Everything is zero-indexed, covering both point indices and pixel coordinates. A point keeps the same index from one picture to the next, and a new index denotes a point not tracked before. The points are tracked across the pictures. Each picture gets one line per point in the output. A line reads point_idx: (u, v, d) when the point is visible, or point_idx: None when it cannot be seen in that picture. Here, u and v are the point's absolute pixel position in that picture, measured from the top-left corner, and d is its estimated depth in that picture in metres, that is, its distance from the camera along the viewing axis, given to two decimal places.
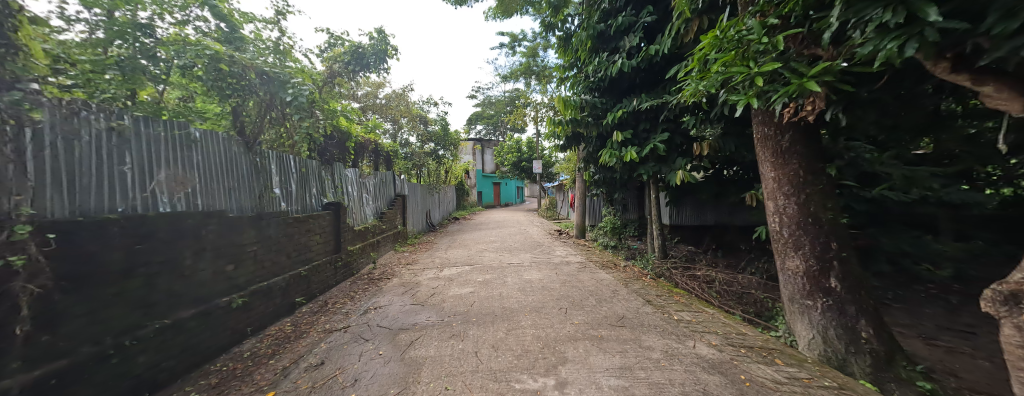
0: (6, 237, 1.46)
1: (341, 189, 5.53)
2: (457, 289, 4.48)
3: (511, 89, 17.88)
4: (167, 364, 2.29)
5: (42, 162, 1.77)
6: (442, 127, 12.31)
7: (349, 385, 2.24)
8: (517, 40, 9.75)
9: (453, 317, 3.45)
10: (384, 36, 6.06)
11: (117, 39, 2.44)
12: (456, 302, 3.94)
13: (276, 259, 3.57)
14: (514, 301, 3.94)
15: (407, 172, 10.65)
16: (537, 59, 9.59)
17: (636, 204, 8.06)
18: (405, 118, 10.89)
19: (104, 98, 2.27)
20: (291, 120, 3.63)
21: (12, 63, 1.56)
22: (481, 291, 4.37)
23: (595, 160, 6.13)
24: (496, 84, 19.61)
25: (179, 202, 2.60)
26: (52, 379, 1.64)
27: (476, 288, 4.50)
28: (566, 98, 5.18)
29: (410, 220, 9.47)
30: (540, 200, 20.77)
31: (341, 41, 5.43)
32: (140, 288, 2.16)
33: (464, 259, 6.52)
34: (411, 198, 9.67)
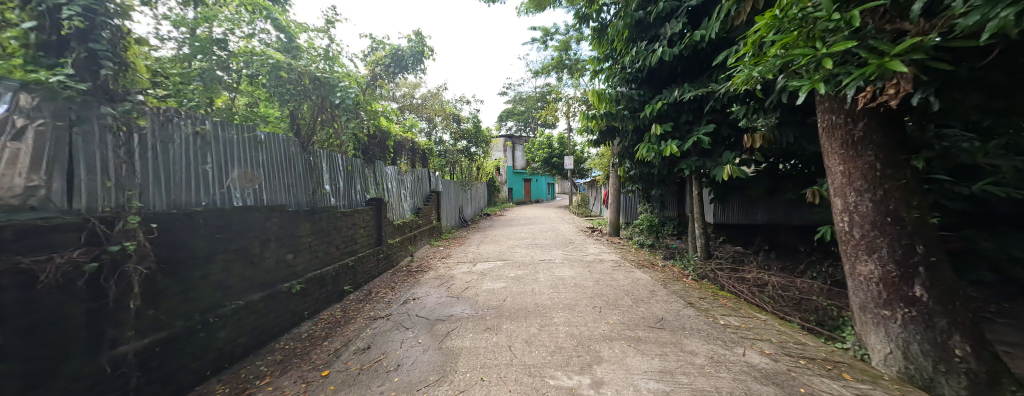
0: (122, 225, 1.78)
1: (382, 185, 5.85)
2: (489, 284, 4.56)
3: (542, 85, 17.73)
4: (242, 340, 2.61)
5: (147, 162, 2.08)
6: (474, 124, 12.53)
7: (393, 369, 2.40)
8: (549, 34, 9.60)
9: (487, 311, 3.53)
10: (421, 37, 6.29)
11: (199, 54, 2.77)
12: (488, 297, 4.01)
13: (328, 250, 3.89)
14: (546, 297, 3.92)
15: (441, 169, 10.97)
16: (570, 52, 9.41)
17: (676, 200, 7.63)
18: (439, 117, 11.17)
19: (191, 106, 2.59)
20: (339, 121, 3.97)
21: (124, 78, 1.88)
22: (513, 286, 4.41)
23: (631, 154, 5.88)
24: (527, 80, 19.56)
25: (249, 197, 2.92)
26: (156, 347, 1.95)
27: (508, 283, 4.55)
28: (600, 92, 4.99)
29: (444, 215, 9.77)
30: (572, 197, 20.48)
31: (383, 45, 5.74)
32: (219, 272, 2.46)
33: (495, 254, 6.60)
34: (444, 194, 9.98)
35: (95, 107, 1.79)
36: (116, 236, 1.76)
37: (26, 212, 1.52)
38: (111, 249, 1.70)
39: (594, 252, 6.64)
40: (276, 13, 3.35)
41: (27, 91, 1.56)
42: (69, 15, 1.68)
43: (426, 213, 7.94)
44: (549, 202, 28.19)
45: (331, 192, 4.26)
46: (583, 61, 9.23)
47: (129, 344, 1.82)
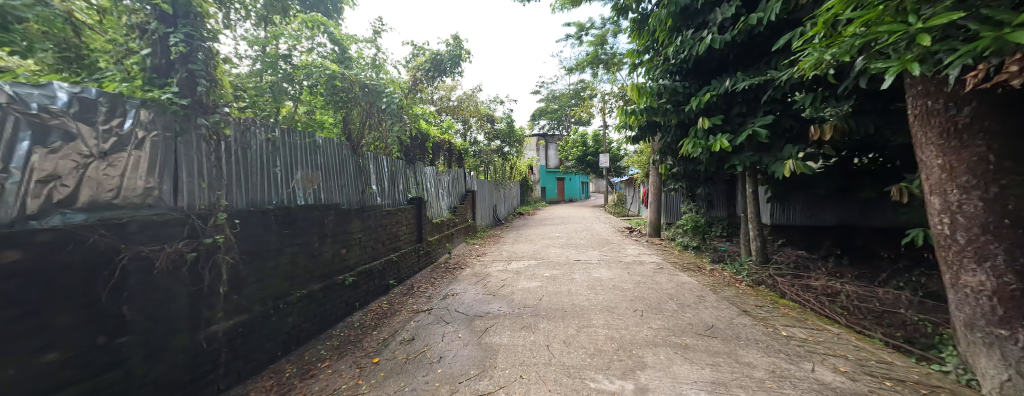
0: (213, 221, 2.06)
1: (422, 185, 6.10)
2: (524, 282, 4.58)
3: (576, 82, 17.34)
4: (306, 325, 2.89)
5: (231, 166, 2.38)
6: (508, 123, 12.58)
7: (436, 361, 2.50)
8: (583, 29, 9.34)
9: (523, 309, 3.54)
10: (458, 41, 6.33)
11: (269, 69, 3.12)
12: (523, 295, 4.01)
13: (375, 246, 4.16)
14: (582, 299, 3.83)
15: (475, 169, 11.15)
16: (606, 47, 9.08)
17: (725, 199, 7.07)
18: (474, 118, 11.31)
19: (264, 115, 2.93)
20: (384, 125, 4.15)
21: (212, 94, 2.17)
22: (549, 286, 4.37)
23: (675, 150, 5.54)
24: (561, 78, 19.23)
25: (310, 197, 3.21)
26: (238, 328, 2.25)
27: (544, 283, 4.52)
28: (640, 86, 4.75)
29: (479, 214, 9.95)
30: (609, 196, 19.85)
31: (422, 51, 5.99)
32: (288, 263, 2.74)
33: (530, 253, 6.59)
34: (479, 194, 10.16)
35: (193, 118, 2.08)
36: (209, 230, 2.05)
37: (146, 209, 1.84)
38: (206, 241, 1.99)
39: (633, 253, 6.36)
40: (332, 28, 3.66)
41: (144, 107, 1.86)
42: (175, 41, 2.00)
43: (462, 211, 8.15)
44: (584, 201, 27.62)
45: (378, 191, 4.54)
46: (620, 54, 8.87)
47: (218, 324, 2.12)
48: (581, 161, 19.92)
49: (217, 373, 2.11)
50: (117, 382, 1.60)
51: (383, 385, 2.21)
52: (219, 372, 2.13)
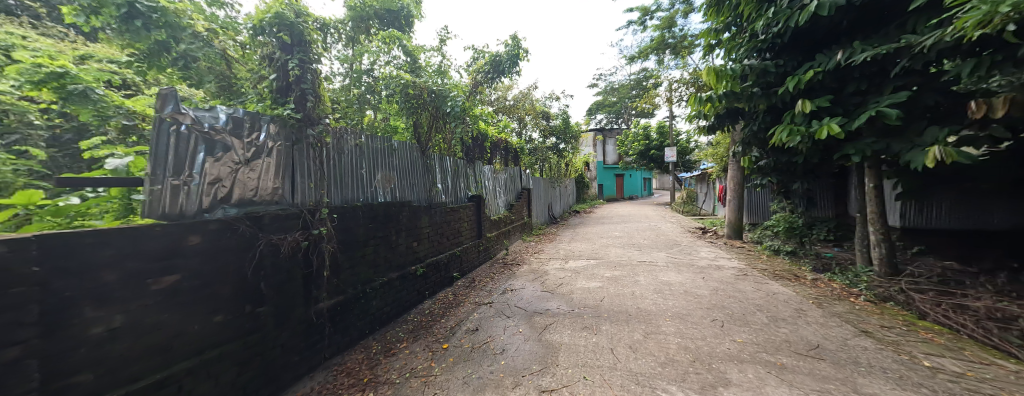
0: (318, 215, 2.44)
1: (481, 183, 6.30)
2: (584, 282, 4.46)
3: (638, 72, 16.24)
4: (386, 308, 3.26)
5: (330, 168, 2.77)
6: (563, 119, 12.34)
7: (498, 352, 2.59)
8: (648, 13, 8.67)
9: (584, 309, 3.46)
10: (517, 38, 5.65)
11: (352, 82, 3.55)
12: (582, 295, 3.92)
13: (441, 240, 4.46)
14: (647, 303, 3.60)
15: (531, 167, 11.15)
16: (674, 29, 8.29)
17: (832, 198, 6.04)
18: (529, 116, 11.32)
19: (346, 123, 3.39)
20: (449, 127, 4.42)
21: (315, 107, 2.57)
22: (610, 287, 4.20)
23: (762, 140, 4.84)
24: (621, 68, 18.17)
25: (389, 195, 3.55)
26: (336, 306, 2.64)
27: (604, 283, 4.34)
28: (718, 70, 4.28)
29: (534, 212, 9.98)
30: (676, 193, 18.28)
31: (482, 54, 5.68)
32: (373, 253, 3.10)
33: (589, 252, 6.40)
34: (535, 191, 10.19)
35: (304, 129, 2.49)
36: (316, 223, 2.42)
37: (275, 204, 2.26)
38: (314, 232, 2.36)
39: (708, 257, 5.74)
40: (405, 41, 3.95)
41: (273, 122, 2.29)
42: (292, 67, 2.43)
43: (518, 209, 8.27)
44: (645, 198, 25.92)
45: (443, 190, 4.77)
46: (692, 36, 8.02)
47: (323, 303, 2.52)
48: (644, 156, 18.59)
49: (322, 342, 2.51)
50: (258, 343, 2.02)
51: (453, 370, 2.38)
52: (324, 342, 2.54)
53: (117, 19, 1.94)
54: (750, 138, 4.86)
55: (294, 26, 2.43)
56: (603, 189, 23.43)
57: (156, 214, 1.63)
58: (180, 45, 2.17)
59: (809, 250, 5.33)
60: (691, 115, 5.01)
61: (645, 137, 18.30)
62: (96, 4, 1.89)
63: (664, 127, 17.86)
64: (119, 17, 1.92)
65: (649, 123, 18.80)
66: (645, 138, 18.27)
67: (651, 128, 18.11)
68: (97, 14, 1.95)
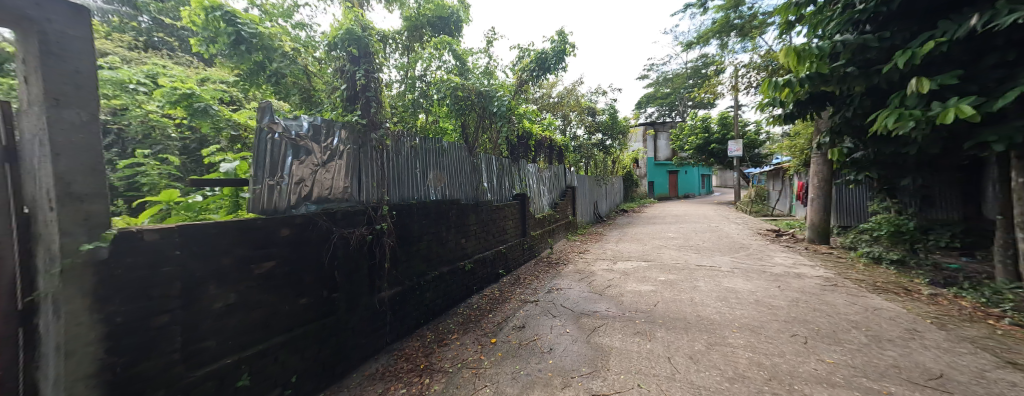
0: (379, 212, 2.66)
1: (526, 182, 6.31)
2: (634, 285, 4.27)
3: (695, 59, 14.98)
4: (438, 301, 3.45)
5: (389, 169, 2.99)
6: (610, 115, 11.87)
7: (546, 351, 2.60)
8: None
9: (635, 313, 3.32)
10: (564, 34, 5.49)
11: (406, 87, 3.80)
12: (633, 299, 3.76)
13: (487, 237, 4.58)
14: (709, 311, 3.33)
15: (576, 164, 10.91)
16: (740, 9, 7.47)
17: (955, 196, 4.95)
18: (574, 112, 11.10)
19: (402, 126, 3.67)
20: (495, 126, 4.51)
21: (377, 113, 2.80)
22: (665, 292, 3.96)
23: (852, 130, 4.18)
24: (676, 57, 16.91)
25: (440, 193, 3.72)
26: (396, 296, 2.86)
27: (658, 287, 4.12)
28: (800, 50, 3.62)
29: (579, 210, 9.78)
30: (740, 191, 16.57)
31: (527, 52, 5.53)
32: (426, 248, 3.30)
33: (640, 254, 6.10)
34: (580, 190, 9.98)
35: (368, 134, 2.73)
36: (378, 219, 2.65)
37: (346, 202, 2.51)
38: (377, 227, 2.59)
39: (780, 263, 5.13)
40: (454, 46, 4.07)
41: (344, 128, 2.55)
42: (359, 77, 2.68)
43: (563, 207, 8.18)
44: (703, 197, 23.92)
45: (488, 188, 4.89)
46: (763, 15, 7.16)
47: (384, 292, 2.75)
48: (702, 150, 17.12)
49: (384, 328, 2.75)
50: (333, 325, 2.28)
51: (502, 364, 2.44)
52: (386, 328, 2.77)
53: (228, 46, 2.35)
54: (841, 126, 4.26)
55: (361, 39, 2.69)
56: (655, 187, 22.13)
57: (257, 210, 1.92)
58: (273, 64, 2.50)
59: (924, 260, 4.44)
60: (762, 103, 4.49)
61: (703, 129, 16.88)
62: (213, 35, 2.30)
63: (727, 117, 16.28)
64: (230, 43, 2.33)
65: (708, 114, 17.29)
66: (704, 130, 16.85)
67: (711, 120, 16.63)
68: (214, 43, 2.38)
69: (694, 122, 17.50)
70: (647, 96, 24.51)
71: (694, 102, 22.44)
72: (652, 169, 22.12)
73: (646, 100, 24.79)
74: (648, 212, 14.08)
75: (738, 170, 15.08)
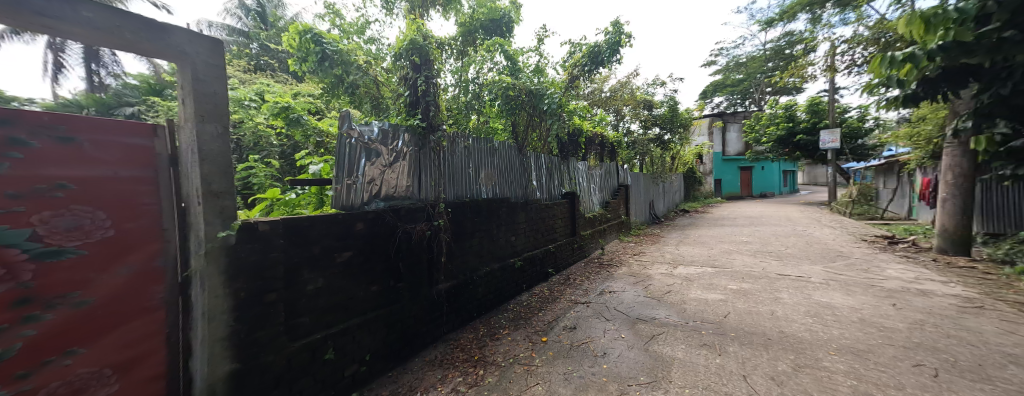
0: (436, 208, 2.84)
1: (575, 180, 6.18)
2: (696, 292, 3.96)
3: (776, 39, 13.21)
4: (490, 296, 3.57)
5: (446, 168, 3.17)
6: (670, 107, 11.08)
7: (600, 355, 2.56)
8: None
9: (701, 323, 3.07)
10: (619, 24, 5.26)
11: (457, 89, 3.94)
12: (696, 307, 3.48)
13: (537, 236, 4.61)
14: (792, 327, 2.92)
15: (630, 161, 10.42)
16: None
17: None
18: (629, 106, 10.57)
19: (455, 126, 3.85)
20: (546, 124, 4.49)
21: (435, 116, 2.99)
22: (735, 302, 3.60)
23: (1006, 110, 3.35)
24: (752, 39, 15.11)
25: (490, 191, 3.84)
26: (451, 289, 3.03)
27: (727, 296, 3.76)
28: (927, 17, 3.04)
29: (633, 210, 9.33)
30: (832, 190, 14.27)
31: (579, 46, 5.39)
32: (479, 244, 3.43)
33: (704, 259, 5.61)
34: (635, 188, 9.50)
35: (428, 136, 2.93)
36: (436, 215, 2.84)
37: (408, 199, 2.73)
38: (434, 223, 2.78)
39: (885, 276, 4.33)
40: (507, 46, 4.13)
41: (407, 132, 2.77)
42: (420, 84, 2.89)
43: (615, 206, 7.88)
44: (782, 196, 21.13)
45: (538, 186, 4.92)
46: None
47: (442, 285, 2.93)
48: (783, 143, 14.99)
49: (441, 318, 2.93)
50: (399, 312, 2.49)
51: (554, 364, 2.46)
52: (443, 319, 2.96)
53: (316, 63, 2.71)
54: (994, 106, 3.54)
55: (422, 48, 2.89)
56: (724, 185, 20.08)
57: (338, 206, 2.19)
58: (350, 76, 2.83)
59: None
60: (870, 84, 3.88)
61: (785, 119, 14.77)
62: (305, 54, 2.68)
63: (818, 103, 14.03)
64: (317, 61, 2.69)
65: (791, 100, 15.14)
66: (786, 120, 14.73)
67: (796, 107, 14.47)
68: (306, 61, 2.76)
69: (773, 111, 15.45)
70: (714, 84, 22.30)
71: (774, 88, 19.84)
72: (720, 165, 20.09)
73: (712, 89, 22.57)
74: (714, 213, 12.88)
75: (831, 164, 12.98)
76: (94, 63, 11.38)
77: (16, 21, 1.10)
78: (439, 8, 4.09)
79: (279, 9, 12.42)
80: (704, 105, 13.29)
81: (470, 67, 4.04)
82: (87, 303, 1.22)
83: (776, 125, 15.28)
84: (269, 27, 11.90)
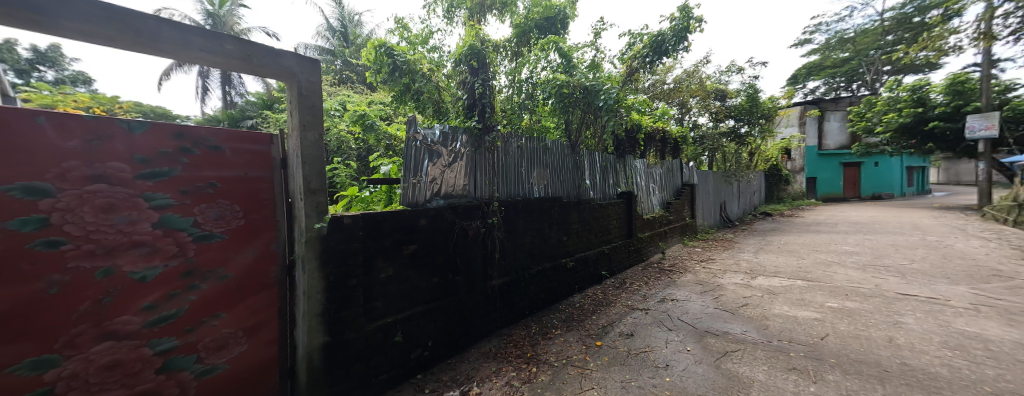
0: (490, 206, 2.95)
1: (632, 179, 5.89)
2: (781, 308, 3.49)
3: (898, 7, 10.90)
4: (542, 295, 3.60)
5: (500, 168, 3.26)
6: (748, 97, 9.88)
7: (661, 367, 2.43)
8: None
9: (791, 345, 2.68)
10: (687, 9, 4.84)
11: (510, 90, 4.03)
12: (781, 325, 3.06)
13: (590, 236, 4.51)
14: (920, 359, 2.37)
15: (697, 158, 9.59)
16: None
17: None
18: (696, 98, 9.71)
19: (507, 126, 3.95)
20: (601, 120, 4.35)
21: (489, 117, 3.10)
22: (836, 323, 3.06)
23: None
24: None
25: (543, 190, 3.86)
26: (504, 285, 3.13)
27: (825, 315, 3.23)
28: None
29: (700, 212, 8.60)
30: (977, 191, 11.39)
31: (640, 36, 5.11)
32: (531, 243, 3.47)
33: (792, 271, 4.92)
34: (702, 188, 8.74)
35: (483, 137, 3.06)
36: (490, 212, 2.95)
37: (465, 198, 2.87)
38: (489, 221, 2.89)
39: None
40: (561, 43, 4.08)
41: (465, 133, 2.92)
42: (477, 87, 3.04)
43: (679, 208, 7.33)
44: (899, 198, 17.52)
45: (591, 186, 4.80)
46: None
47: (495, 280, 3.04)
48: (911, 132, 11.64)
49: (494, 313, 3.04)
50: (456, 304, 2.64)
51: (609, 370, 2.40)
52: (497, 314, 3.06)
53: (387, 73, 3.02)
54: None
55: (480, 52, 3.03)
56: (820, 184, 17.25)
57: (405, 203, 2.41)
58: (416, 84, 3.09)
59: None
60: None
61: (914, 104, 11.24)
62: (380, 66, 3.03)
63: (963, 82, 10.68)
64: (388, 71, 3.00)
65: (923, 78, 11.60)
66: (913, 105, 11.23)
67: (930, 88, 10.99)
68: (380, 73, 3.10)
69: (894, 93, 12.06)
70: (807, 67, 19.06)
71: (895, 66, 16.38)
72: (815, 161, 17.30)
73: (806, 72, 19.48)
74: (803, 217, 11.23)
75: (985, 158, 10.23)
76: (226, 86, 13.93)
77: (43, 26, 1.15)
78: (495, 12, 4.20)
79: (360, 27, 13.83)
80: (792, 92, 11.62)
81: (524, 67, 4.11)
82: (227, 277, 1.56)
83: (898, 112, 11.85)
84: (351, 43, 13.29)
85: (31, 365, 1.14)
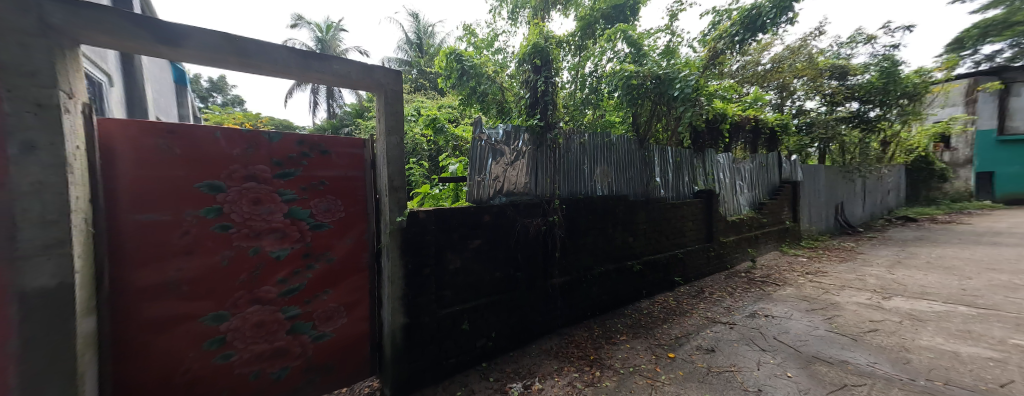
0: (551, 204, 2.97)
1: (713, 176, 5.32)
2: (931, 340, 2.81)
3: None
4: (605, 297, 3.50)
5: (562, 165, 3.24)
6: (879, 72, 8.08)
7: (752, 390, 2.17)
8: None
9: (947, 387, 2.13)
10: None
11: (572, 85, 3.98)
12: (931, 361, 2.46)
13: (660, 238, 4.23)
14: None
15: (798, 151, 8.25)
16: None
17: None
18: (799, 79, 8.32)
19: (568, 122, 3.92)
20: (675, 111, 4.02)
21: (550, 114, 3.10)
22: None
23: None
24: None
25: (606, 188, 3.72)
26: (566, 284, 3.12)
27: (998, 355, 2.51)
28: None
29: (804, 215, 7.38)
30: None
31: (728, 13, 4.60)
32: (593, 243, 3.39)
33: (949, 294, 3.90)
34: (808, 186, 7.47)
35: (545, 134, 3.06)
36: (552, 209, 2.96)
37: (527, 195, 2.93)
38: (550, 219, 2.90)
39: None
40: (630, 31, 3.86)
41: (527, 132, 2.97)
42: (538, 85, 3.07)
43: (774, 210, 6.41)
44: None
45: (662, 184, 4.48)
46: None
47: (557, 279, 3.05)
48: None
49: (556, 311, 3.06)
50: (520, 299, 2.73)
51: (685, 385, 2.24)
52: (558, 311, 3.08)
53: (455, 78, 3.24)
54: None
55: (544, 50, 3.05)
56: (998, 180, 13.19)
57: (471, 199, 2.56)
58: (481, 86, 3.25)
59: None
60: None
61: None
62: (449, 72, 3.26)
63: None
64: (457, 75, 3.21)
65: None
66: None
67: None
68: (449, 78, 3.34)
69: None
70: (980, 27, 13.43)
71: None
72: (987, 151, 13.22)
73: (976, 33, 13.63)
74: (964, 226, 8.77)
75: None
76: (329, 99, 16.21)
77: (233, 63, 1.54)
78: (560, 7, 4.16)
79: (435, 37, 14.77)
80: (952, 62, 9.11)
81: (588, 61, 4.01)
82: (332, 260, 1.84)
83: None
84: (426, 53, 14.29)
85: (212, 317, 1.52)
